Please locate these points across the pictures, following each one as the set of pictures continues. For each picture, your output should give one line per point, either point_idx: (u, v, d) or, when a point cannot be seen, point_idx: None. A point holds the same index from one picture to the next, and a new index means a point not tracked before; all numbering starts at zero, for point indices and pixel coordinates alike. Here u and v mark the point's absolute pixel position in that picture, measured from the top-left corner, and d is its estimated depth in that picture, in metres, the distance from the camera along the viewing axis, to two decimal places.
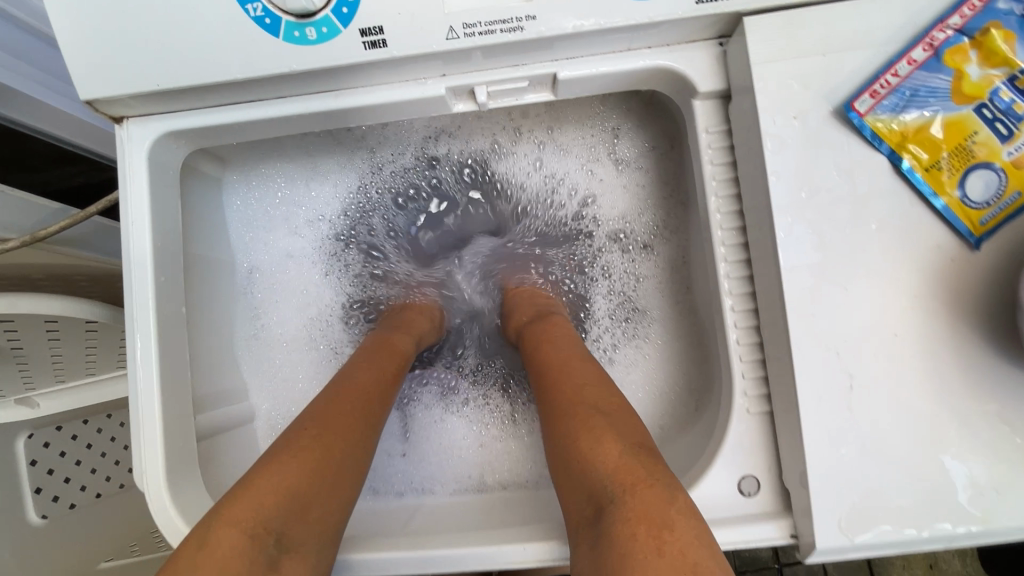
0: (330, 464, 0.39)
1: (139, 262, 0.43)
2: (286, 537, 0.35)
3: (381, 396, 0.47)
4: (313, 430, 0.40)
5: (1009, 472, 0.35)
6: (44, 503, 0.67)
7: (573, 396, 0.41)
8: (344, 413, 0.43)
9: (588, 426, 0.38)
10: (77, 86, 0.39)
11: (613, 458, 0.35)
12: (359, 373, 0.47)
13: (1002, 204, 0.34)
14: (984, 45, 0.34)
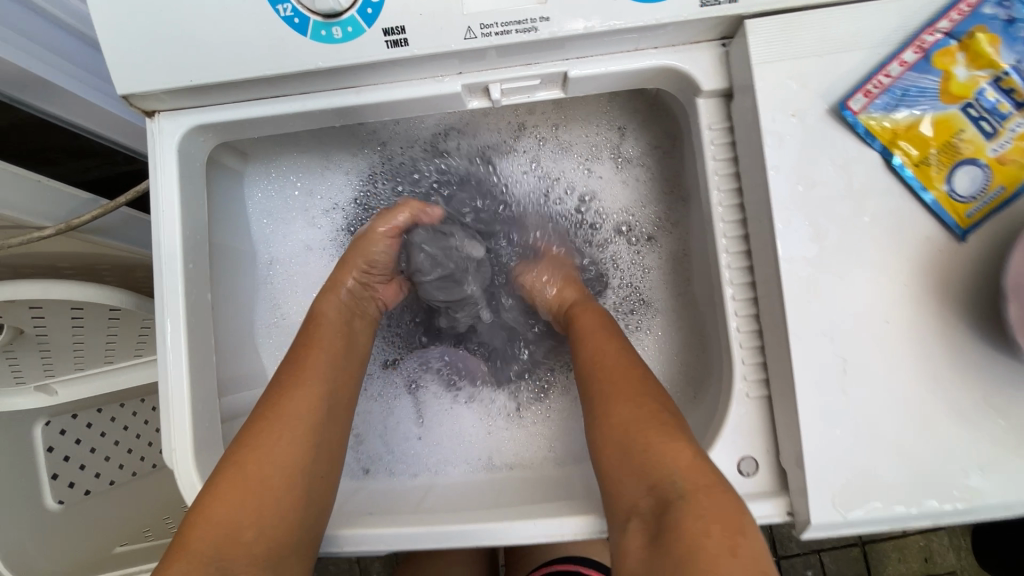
0: (256, 485, 0.41)
1: (169, 248, 0.45)
2: (228, 564, 0.38)
3: (310, 391, 0.46)
4: (239, 455, 0.42)
5: (995, 452, 0.37)
6: (59, 487, 0.74)
7: (640, 392, 0.44)
8: (269, 425, 0.43)
9: (658, 425, 0.41)
10: (115, 80, 0.41)
11: (680, 462, 0.39)
12: (285, 375, 0.47)
13: (987, 197, 0.36)
14: (971, 48, 0.36)
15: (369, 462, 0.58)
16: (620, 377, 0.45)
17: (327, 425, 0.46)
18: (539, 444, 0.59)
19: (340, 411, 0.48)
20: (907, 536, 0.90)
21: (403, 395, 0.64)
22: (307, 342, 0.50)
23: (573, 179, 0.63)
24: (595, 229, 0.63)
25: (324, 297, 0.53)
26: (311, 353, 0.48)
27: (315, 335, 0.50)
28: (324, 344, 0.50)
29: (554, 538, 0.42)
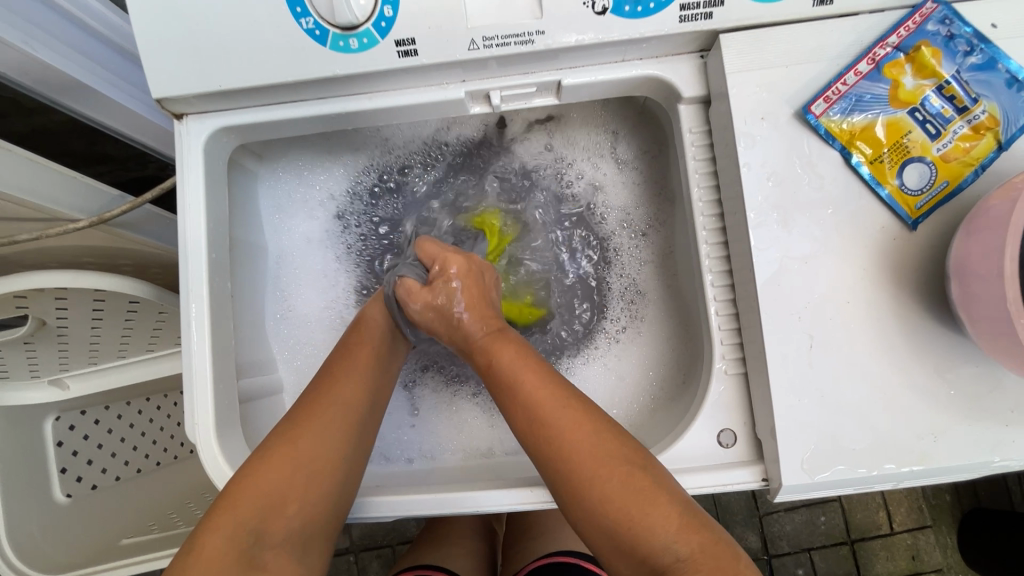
0: (303, 464, 0.42)
1: (195, 238, 0.49)
2: (264, 534, 0.40)
3: (358, 383, 0.48)
4: (288, 434, 0.43)
5: (946, 420, 0.41)
6: (68, 482, 0.80)
7: (601, 458, 0.39)
8: (320, 409, 0.45)
9: (636, 491, 0.38)
10: (151, 85, 0.45)
11: (668, 523, 0.37)
12: (333, 366, 0.49)
13: (933, 191, 0.41)
14: (917, 60, 0.41)
15: None
16: (574, 435, 0.40)
17: (370, 418, 0.48)
18: None
19: (381, 407, 0.50)
20: (894, 533, 0.94)
21: (399, 390, 0.65)
22: (357, 338, 0.52)
23: (583, 166, 0.65)
24: (598, 221, 0.64)
25: (372, 300, 0.56)
26: (360, 348, 0.51)
27: (361, 334, 0.52)
28: (372, 342, 0.52)
29: (543, 505, 0.47)
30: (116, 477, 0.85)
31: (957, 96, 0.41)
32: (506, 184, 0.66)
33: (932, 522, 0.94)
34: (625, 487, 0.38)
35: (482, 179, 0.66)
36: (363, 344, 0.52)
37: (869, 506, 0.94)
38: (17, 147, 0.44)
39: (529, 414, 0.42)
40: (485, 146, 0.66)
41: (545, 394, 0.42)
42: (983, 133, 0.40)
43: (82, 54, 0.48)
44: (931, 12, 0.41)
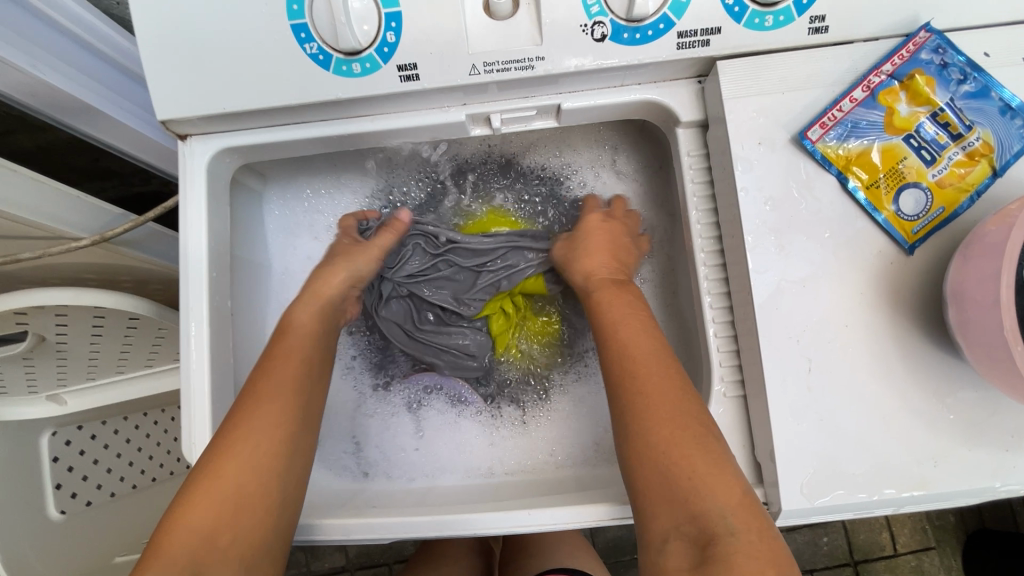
0: (228, 494, 0.43)
1: (196, 256, 0.49)
2: (204, 568, 0.41)
3: (279, 402, 0.48)
4: (213, 464, 0.44)
5: (944, 445, 0.41)
6: (63, 498, 0.78)
7: (685, 410, 0.42)
8: (238, 433, 0.45)
9: (704, 451, 0.40)
10: (157, 107, 0.46)
11: (720, 487, 0.39)
12: (262, 380, 0.49)
13: (929, 216, 0.41)
14: (911, 88, 0.42)
15: (368, 466, 0.61)
16: (654, 382, 0.44)
17: (298, 431, 0.49)
18: (538, 452, 0.61)
19: (312, 421, 0.51)
20: (898, 555, 0.93)
21: (401, 413, 0.65)
22: (276, 352, 0.51)
23: (582, 183, 0.65)
24: None
25: (300, 305, 0.56)
26: (281, 363, 0.51)
27: (281, 347, 0.52)
28: (296, 354, 0.52)
29: (548, 527, 0.46)
30: (110, 493, 0.85)
31: (952, 124, 0.41)
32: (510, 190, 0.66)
33: (935, 544, 0.93)
34: (695, 444, 0.40)
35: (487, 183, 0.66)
36: (284, 358, 0.51)
37: (873, 526, 0.93)
38: (21, 167, 0.45)
39: (625, 359, 0.47)
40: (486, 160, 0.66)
41: (641, 347, 0.47)
42: (977, 159, 0.41)
43: (85, 74, 0.49)
44: (924, 41, 0.42)
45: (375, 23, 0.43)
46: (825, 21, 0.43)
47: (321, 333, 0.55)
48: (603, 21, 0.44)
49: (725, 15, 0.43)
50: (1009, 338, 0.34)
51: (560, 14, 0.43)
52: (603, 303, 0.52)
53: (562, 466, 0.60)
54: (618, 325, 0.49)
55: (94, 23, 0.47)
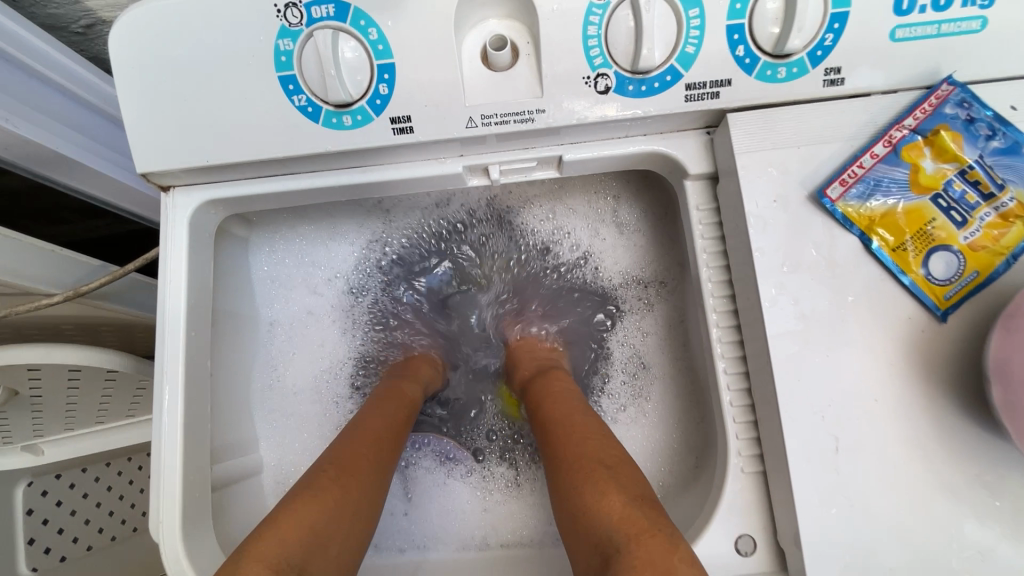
0: (348, 504, 0.42)
1: (174, 314, 0.46)
2: (310, 568, 0.37)
3: (393, 436, 0.51)
4: (335, 470, 0.44)
5: (991, 535, 0.37)
6: (35, 554, 0.72)
7: (580, 452, 0.44)
8: (364, 454, 0.47)
9: (594, 479, 0.41)
10: (137, 160, 0.43)
11: (626, 513, 0.38)
12: (378, 415, 0.52)
13: (962, 281, 0.38)
14: (936, 143, 0.39)
15: None
16: (568, 430, 0.47)
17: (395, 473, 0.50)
18: (535, 518, 0.57)
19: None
20: None
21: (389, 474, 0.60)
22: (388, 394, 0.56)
23: (583, 232, 0.63)
24: (599, 289, 0.63)
25: (411, 379, 0.60)
26: (393, 407, 0.54)
27: (393, 395, 0.56)
28: (405, 402, 0.56)
29: None
30: (87, 546, 0.79)
31: (982, 182, 0.38)
32: (513, 244, 0.65)
33: None
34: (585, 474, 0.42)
35: (493, 231, 0.65)
36: (398, 404, 0.55)
37: None
38: None
39: (545, 428, 0.50)
40: (486, 210, 0.64)
41: (560, 410, 0.51)
42: (1012, 220, 0.38)
43: (66, 123, 0.47)
44: (947, 94, 0.39)
45: (368, 74, 0.41)
46: (841, 73, 0.40)
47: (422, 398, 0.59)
48: (607, 72, 0.41)
49: (736, 66, 0.41)
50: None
51: (561, 65, 0.41)
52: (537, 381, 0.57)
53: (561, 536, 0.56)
54: (549, 398, 0.53)
55: (76, 71, 0.47)
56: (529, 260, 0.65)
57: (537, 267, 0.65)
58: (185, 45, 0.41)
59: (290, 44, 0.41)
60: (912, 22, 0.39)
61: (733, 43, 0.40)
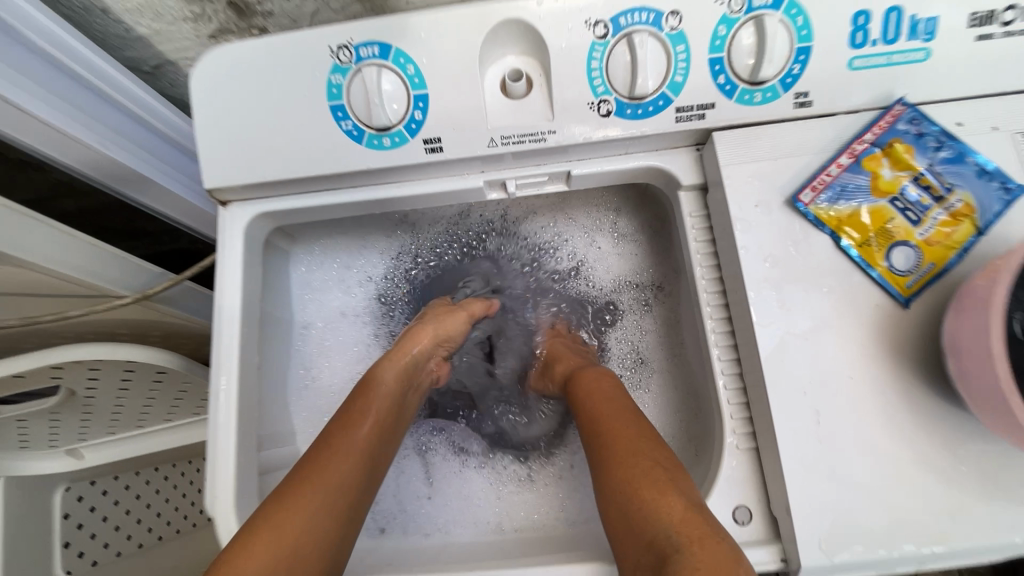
0: (289, 546, 0.43)
1: (230, 312, 0.52)
2: None
3: (353, 457, 0.50)
4: (279, 509, 0.45)
5: (964, 499, 0.40)
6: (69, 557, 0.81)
7: (636, 448, 0.48)
8: (311, 488, 0.46)
9: (653, 478, 0.45)
10: (206, 177, 0.51)
11: (686, 521, 0.41)
12: (340, 433, 0.51)
13: (920, 272, 0.44)
14: (892, 155, 0.46)
15: (384, 521, 0.61)
16: (619, 434, 0.50)
17: (365, 490, 0.51)
18: (549, 506, 0.61)
19: (376, 480, 0.53)
20: None
21: (413, 458, 0.67)
22: (356, 404, 0.54)
23: (589, 241, 0.69)
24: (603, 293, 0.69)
25: (386, 363, 0.59)
26: (359, 422, 0.53)
27: (361, 403, 0.54)
28: (372, 412, 0.54)
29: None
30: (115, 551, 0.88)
31: (932, 186, 0.45)
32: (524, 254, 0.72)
33: None
34: (644, 471, 0.45)
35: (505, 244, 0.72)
36: (363, 414, 0.54)
37: None
38: (78, 230, 0.49)
39: (594, 429, 0.53)
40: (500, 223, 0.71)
41: (610, 412, 0.53)
42: (961, 219, 0.44)
43: (141, 147, 0.55)
44: (900, 113, 0.46)
45: (404, 103, 0.48)
46: (809, 96, 0.47)
47: (400, 395, 0.58)
48: (608, 99, 0.49)
49: (718, 92, 0.48)
50: (1004, 386, 0.35)
51: (569, 93, 0.48)
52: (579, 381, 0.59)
53: (574, 521, 0.59)
54: (594, 400, 0.55)
55: (148, 101, 0.54)
56: (539, 267, 0.72)
57: (547, 273, 0.72)
58: (252, 80, 0.49)
59: (341, 79, 0.48)
60: (867, 53, 0.46)
61: (715, 72, 0.47)
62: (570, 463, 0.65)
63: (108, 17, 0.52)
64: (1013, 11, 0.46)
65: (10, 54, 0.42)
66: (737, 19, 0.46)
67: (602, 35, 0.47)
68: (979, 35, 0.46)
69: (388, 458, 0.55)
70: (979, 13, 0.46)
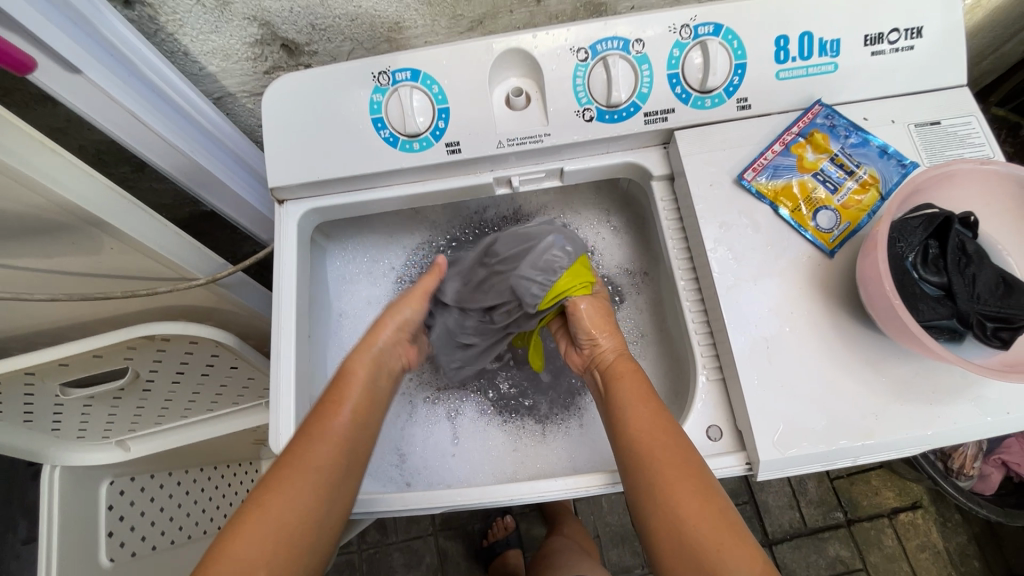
0: (272, 525, 0.50)
1: (288, 287, 0.63)
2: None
3: (329, 443, 0.55)
4: (261, 498, 0.51)
5: (881, 402, 0.52)
6: (112, 546, 0.89)
7: (705, 482, 0.51)
8: (290, 475, 0.53)
9: (720, 522, 0.49)
10: (272, 178, 0.63)
11: (726, 540, 0.48)
12: (325, 423, 0.56)
13: (840, 229, 0.56)
14: (813, 142, 0.59)
15: (410, 476, 0.70)
16: (647, 440, 0.54)
17: (347, 472, 0.55)
18: (558, 454, 0.71)
19: (358, 464, 0.57)
20: (812, 529, 1.27)
21: (441, 421, 0.74)
22: (335, 395, 0.59)
23: (587, 232, 0.79)
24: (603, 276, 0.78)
25: (358, 355, 0.63)
26: (336, 408, 0.58)
27: (341, 390, 0.59)
28: (348, 401, 0.59)
29: (572, 489, 0.58)
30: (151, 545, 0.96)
31: (845, 165, 0.58)
32: None
33: (844, 524, 1.27)
34: (712, 512, 0.49)
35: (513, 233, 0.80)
36: (339, 402, 0.58)
37: (783, 509, 1.29)
38: (170, 221, 0.61)
39: (622, 432, 0.56)
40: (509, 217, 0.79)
41: (642, 418, 0.56)
42: (868, 188, 0.57)
43: (210, 154, 0.68)
44: (818, 111, 0.59)
45: (430, 116, 0.62)
46: (747, 101, 0.61)
47: (371, 384, 0.62)
48: (590, 108, 0.62)
49: (676, 99, 0.61)
50: (890, 296, 0.48)
51: (559, 104, 0.61)
52: (617, 384, 0.61)
53: (578, 466, 0.69)
54: (626, 405, 0.58)
55: (223, 126, 0.68)
56: None
57: None
58: (310, 103, 0.62)
59: (380, 98, 0.61)
60: (789, 67, 0.60)
61: (673, 84, 0.61)
62: (577, 420, 0.73)
63: (187, 58, 0.63)
64: (896, 33, 0.60)
65: (136, 87, 0.57)
66: (686, 43, 0.60)
67: (583, 59, 0.61)
68: (873, 51, 0.60)
69: (371, 439, 0.59)
70: (871, 35, 0.59)
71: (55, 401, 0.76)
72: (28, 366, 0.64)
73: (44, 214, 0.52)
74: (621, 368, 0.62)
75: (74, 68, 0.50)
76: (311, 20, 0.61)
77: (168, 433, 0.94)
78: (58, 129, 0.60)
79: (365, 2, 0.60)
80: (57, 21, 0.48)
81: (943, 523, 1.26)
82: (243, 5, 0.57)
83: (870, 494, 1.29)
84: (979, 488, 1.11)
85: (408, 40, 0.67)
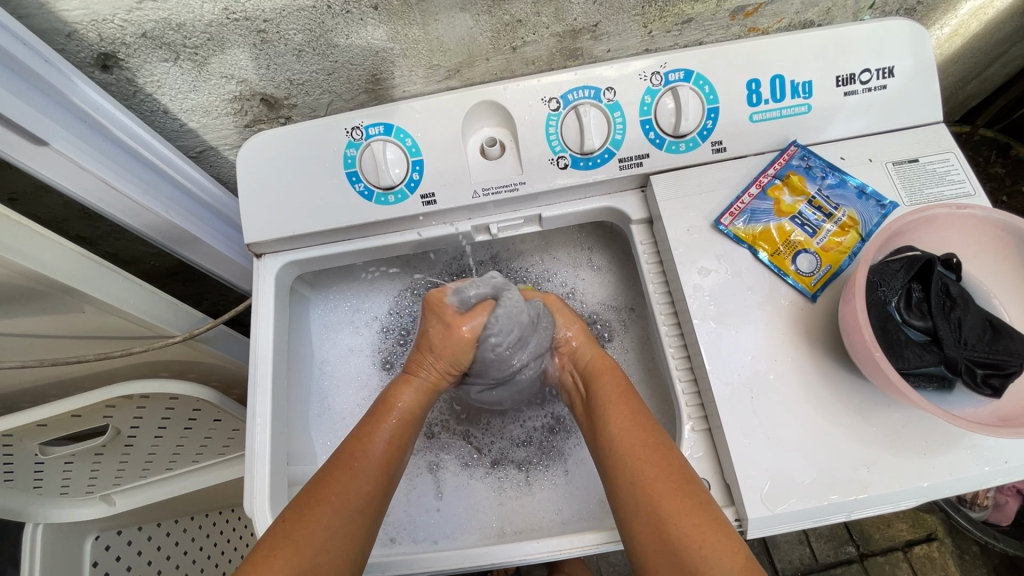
0: (309, 548, 0.50)
1: (264, 343, 0.63)
2: None
3: (364, 467, 0.56)
4: (294, 520, 0.51)
5: (871, 452, 0.50)
6: None
7: (667, 461, 0.51)
8: (324, 500, 0.53)
9: (679, 501, 0.48)
10: (248, 233, 0.63)
11: (685, 518, 0.47)
12: (355, 448, 0.57)
13: (821, 272, 0.55)
14: (790, 184, 0.58)
15: (393, 532, 0.67)
16: (627, 437, 0.54)
17: (378, 501, 0.56)
18: (544, 507, 0.68)
19: (389, 486, 0.58)
20: (823, 565, 1.22)
21: (423, 474, 0.71)
22: (372, 420, 0.60)
23: (565, 277, 0.79)
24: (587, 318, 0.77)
25: (403, 385, 0.63)
26: (370, 434, 0.58)
27: (377, 416, 0.60)
28: (382, 429, 0.59)
29: (558, 552, 0.56)
30: None
31: (822, 207, 0.57)
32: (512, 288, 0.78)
33: (856, 558, 1.22)
34: (669, 491, 0.49)
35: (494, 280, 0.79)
36: (375, 427, 0.59)
37: (793, 544, 1.24)
38: (143, 280, 0.61)
39: (602, 431, 0.57)
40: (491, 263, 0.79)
41: (622, 418, 0.56)
42: (846, 230, 0.56)
43: (188, 209, 0.68)
44: (793, 152, 0.59)
45: (404, 167, 0.62)
46: (723, 144, 0.60)
47: (413, 407, 0.62)
48: (565, 155, 0.62)
49: (651, 145, 0.61)
50: (871, 347, 0.47)
51: (533, 152, 0.61)
52: (598, 382, 0.61)
53: (567, 520, 0.66)
54: (609, 403, 0.58)
55: (203, 182, 0.69)
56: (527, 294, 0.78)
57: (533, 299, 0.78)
58: (286, 160, 0.62)
59: (355, 152, 0.62)
60: (762, 110, 0.60)
61: (647, 130, 0.61)
62: (563, 468, 0.71)
63: (166, 116, 0.63)
64: (867, 73, 0.60)
65: (106, 149, 0.57)
66: (658, 90, 0.60)
67: (555, 108, 0.61)
68: (845, 91, 0.60)
69: (403, 461, 0.60)
70: (842, 75, 0.60)
71: (36, 460, 0.75)
72: (3, 429, 0.63)
73: (12, 282, 0.52)
74: (599, 366, 0.63)
75: (40, 139, 0.51)
76: (289, 75, 0.62)
77: (152, 486, 0.91)
78: (36, 190, 0.61)
79: (341, 57, 0.60)
80: (23, 94, 0.49)
81: (961, 556, 1.21)
82: (220, 65, 0.58)
83: (882, 526, 1.24)
84: (994, 519, 1.05)
85: (388, 91, 0.68)
